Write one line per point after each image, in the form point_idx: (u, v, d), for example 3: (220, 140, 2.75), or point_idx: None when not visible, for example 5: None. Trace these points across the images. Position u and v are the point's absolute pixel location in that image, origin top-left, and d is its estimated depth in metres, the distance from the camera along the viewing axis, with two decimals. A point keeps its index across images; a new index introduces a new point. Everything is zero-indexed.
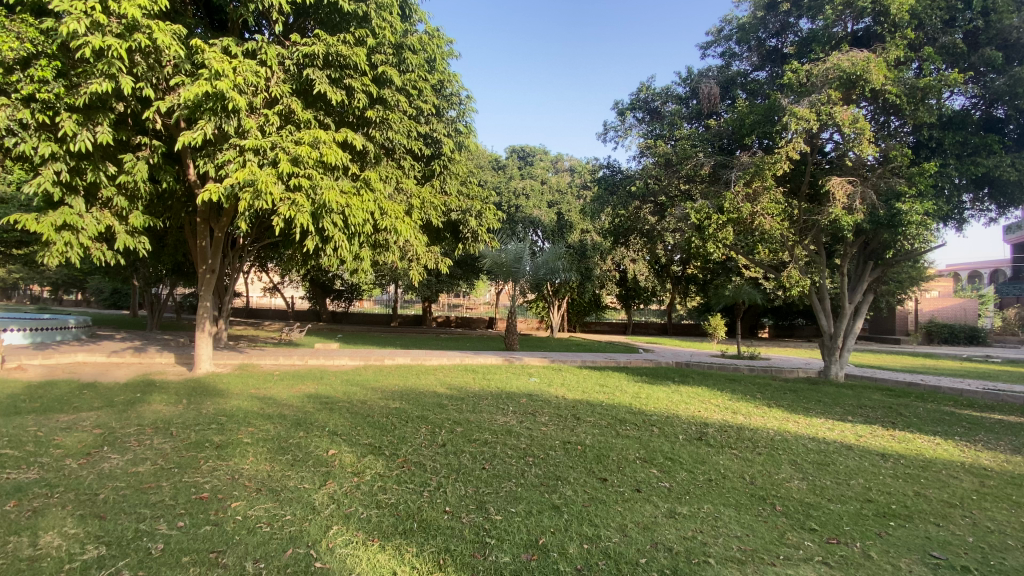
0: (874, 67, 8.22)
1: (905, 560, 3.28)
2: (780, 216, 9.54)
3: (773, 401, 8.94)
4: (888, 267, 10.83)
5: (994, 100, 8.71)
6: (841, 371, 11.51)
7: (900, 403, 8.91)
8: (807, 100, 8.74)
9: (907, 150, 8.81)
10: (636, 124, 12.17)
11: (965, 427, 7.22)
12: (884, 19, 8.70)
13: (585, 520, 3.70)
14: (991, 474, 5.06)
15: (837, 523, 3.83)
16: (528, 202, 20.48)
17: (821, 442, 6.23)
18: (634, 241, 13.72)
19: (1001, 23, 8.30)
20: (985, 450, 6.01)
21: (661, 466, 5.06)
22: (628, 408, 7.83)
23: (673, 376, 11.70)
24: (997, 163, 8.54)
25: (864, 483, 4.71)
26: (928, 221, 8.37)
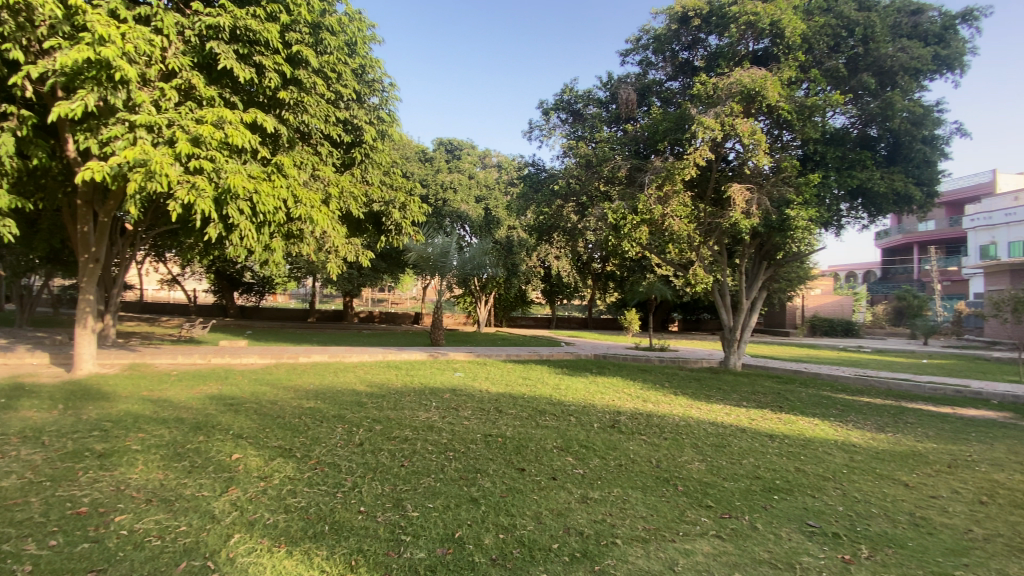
0: (770, 85, 9.00)
1: (786, 529, 3.67)
2: (687, 219, 10.28)
3: (680, 389, 9.60)
4: (779, 266, 11.99)
5: (869, 121, 9.91)
6: (738, 361, 12.60)
7: (786, 389, 9.96)
8: (712, 111, 9.42)
9: (796, 162, 9.79)
10: (560, 124, 12.52)
11: (839, 409, 8.18)
12: (779, 41, 9.54)
13: (502, 510, 3.76)
14: (859, 450, 5.79)
15: (730, 500, 4.19)
16: (456, 196, 20.30)
17: (719, 426, 6.80)
18: (558, 238, 14.11)
19: (878, 51, 9.41)
20: (854, 429, 6.85)
21: (576, 453, 5.27)
22: (548, 400, 8.06)
23: (592, 368, 12.20)
24: (869, 177, 9.73)
25: (754, 462, 5.21)
26: (812, 226, 9.36)
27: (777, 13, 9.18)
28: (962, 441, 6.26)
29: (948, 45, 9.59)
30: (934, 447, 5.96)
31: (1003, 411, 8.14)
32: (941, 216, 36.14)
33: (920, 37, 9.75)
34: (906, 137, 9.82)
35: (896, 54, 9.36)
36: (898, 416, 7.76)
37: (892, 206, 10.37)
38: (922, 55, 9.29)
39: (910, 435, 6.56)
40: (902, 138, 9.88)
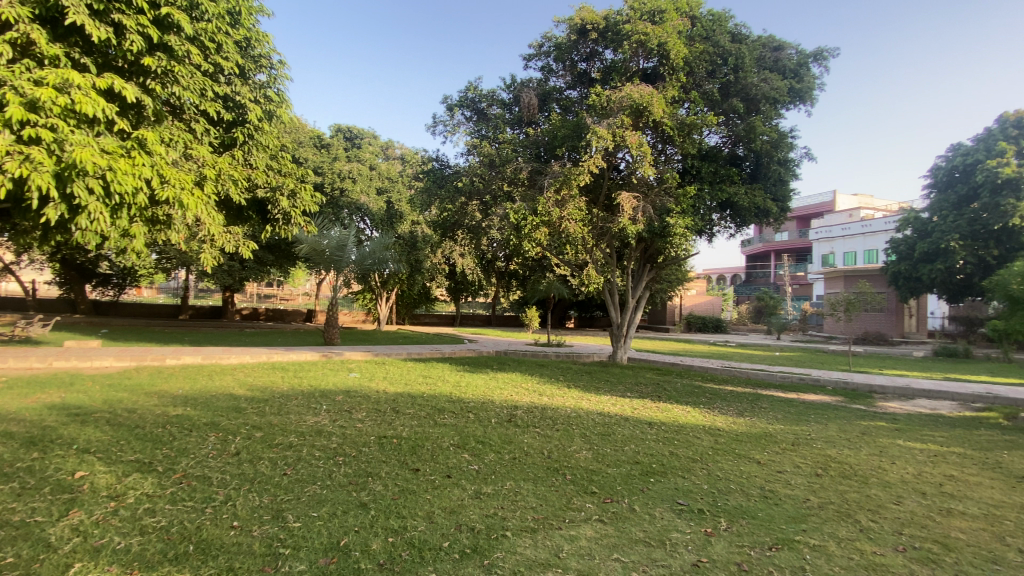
0: (655, 102, 9.76)
1: (660, 509, 4.02)
2: (582, 222, 10.86)
3: (573, 383, 10.12)
4: (661, 268, 13.10)
5: (738, 141, 11.18)
6: (625, 355, 13.57)
7: (666, 380, 10.93)
8: (606, 121, 10.03)
9: (676, 175, 10.74)
10: (464, 121, 12.51)
11: (708, 397, 9.16)
12: (665, 62, 10.39)
13: (392, 513, 3.68)
14: (722, 433, 6.53)
15: (612, 485, 4.49)
16: (355, 186, 19.35)
17: (606, 415, 7.28)
18: (461, 235, 14.12)
19: (745, 80, 10.65)
20: (719, 414, 7.71)
21: (472, 449, 5.31)
22: (447, 397, 8.04)
23: (492, 364, 12.40)
24: (736, 191, 10.99)
25: (635, 448, 5.65)
26: (688, 233, 10.39)
27: (664, 36, 9.97)
28: (802, 422, 7.33)
29: (801, 79, 11.13)
30: (781, 428, 6.90)
31: (833, 395, 9.67)
32: (793, 228, 41.93)
33: (781, 70, 11.16)
34: (766, 157, 11.23)
35: (759, 84, 10.64)
36: (755, 401, 8.89)
37: (753, 218, 11.82)
38: (780, 87, 10.66)
39: (763, 418, 7.55)
40: (763, 158, 11.28)
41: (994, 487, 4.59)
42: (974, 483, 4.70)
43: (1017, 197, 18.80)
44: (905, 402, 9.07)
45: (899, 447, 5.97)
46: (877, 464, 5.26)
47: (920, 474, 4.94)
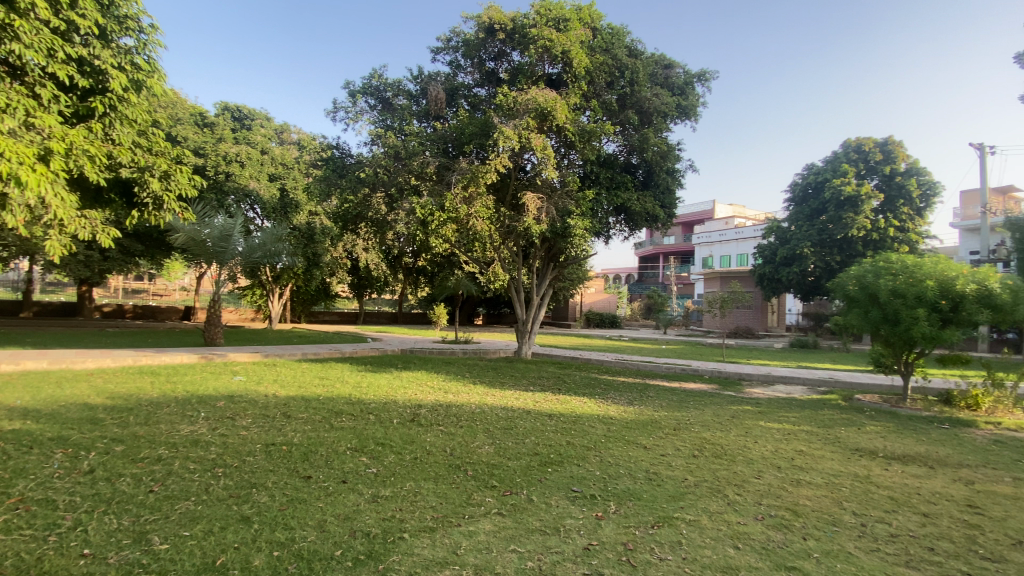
0: (559, 107, 10.14)
1: (556, 498, 4.20)
2: (489, 220, 10.96)
3: (477, 379, 10.19)
4: (563, 267, 13.64)
5: (632, 150, 11.99)
6: (529, 350, 13.94)
7: (566, 373, 11.43)
8: (512, 122, 10.21)
9: (577, 179, 11.23)
10: (367, 110, 12.01)
11: (603, 388, 9.73)
12: (569, 70, 10.82)
13: (279, 525, 3.44)
14: (615, 422, 6.98)
15: (512, 478, 4.60)
16: (243, 171, 17.66)
17: (509, 410, 7.43)
18: (364, 228, 13.56)
19: (639, 94, 11.46)
20: (613, 404, 8.24)
21: (370, 452, 5.13)
22: (346, 399, 7.69)
23: (396, 363, 12.09)
24: (630, 197, 11.83)
25: (534, 441, 5.83)
26: (587, 235, 10.94)
27: (568, 44, 10.37)
28: (684, 408, 8.07)
29: (687, 97, 12.17)
30: (665, 415, 7.53)
31: (710, 383, 10.78)
32: (679, 232, 45.91)
33: (670, 87, 12.14)
34: (656, 167, 12.15)
35: (652, 98, 11.49)
36: (644, 391, 9.61)
37: (645, 222, 12.76)
38: (670, 103, 11.59)
39: (650, 406, 8.19)
40: (654, 167, 12.19)
41: (832, 458, 5.42)
42: (817, 456, 5.50)
43: (854, 213, 22.27)
44: (767, 388, 10.37)
45: (760, 427, 6.82)
46: (743, 443, 5.96)
47: (776, 450, 5.67)
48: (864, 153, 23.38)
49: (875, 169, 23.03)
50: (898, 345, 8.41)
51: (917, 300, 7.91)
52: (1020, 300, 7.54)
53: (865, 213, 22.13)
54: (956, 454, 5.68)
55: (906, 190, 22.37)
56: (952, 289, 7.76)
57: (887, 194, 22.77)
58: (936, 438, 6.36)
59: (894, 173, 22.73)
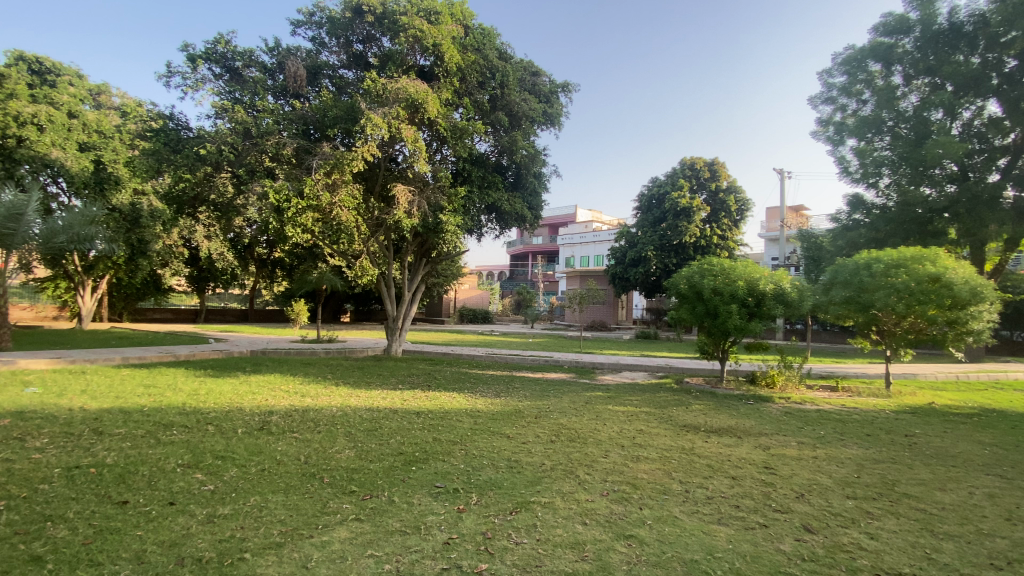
0: (430, 100, 10.03)
1: (417, 496, 4.15)
2: (354, 211, 10.40)
3: (340, 380, 9.62)
4: (435, 263, 13.53)
5: (503, 152, 12.32)
6: (399, 348, 13.57)
7: (435, 370, 11.38)
8: (381, 109, 9.82)
9: (449, 175, 11.22)
10: (211, 78, 10.57)
11: (471, 382, 9.90)
12: (440, 64, 10.73)
13: (81, 563, 2.88)
14: (481, 415, 7.12)
15: (373, 480, 4.44)
16: (41, 136, 14.25)
17: (373, 410, 7.15)
18: (206, 212, 11.93)
19: (509, 97, 11.82)
20: (480, 397, 8.40)
21: (208, 468, 4.55)
22: (180, 409, 6.70)
23: (245, 365, 10.88)
24: (500, 196, 12.17)
25: (399, 440, 5.70)
26: (458, 231, 11.00)
27: (439, 38, 10.29)
28: (545, 397, 8.56)
29: (552, 105, 12.87)
30: (528, 404, 7.90)
31: (569, 373, 11.61)
32: (546, 233, 48.49)
33: (537, 93, 12.73)
34: (525, 169, 12.64)
35: (521, 103, 11.93)
36: (510, 383, 9.99)
37: (514, 222, 13.23)
38: (537, 109, 12.16)
39: (515, 397, 8.52)
40: (523, 169, 12.67)
41: (666, 434, 6.20)
42: (654, 434, 6.25)
43: (688, 222, 25.70)
44: (617, 375, 11.48)
45: (610, 411, 7.52)
46: (594, 426, 6.51)
47: (621, 431, 6.32)
48: (696, 171, 27.01)
49: (704, 185, 26.80)
50: (717, 336, 9.93)
51: (731, 297, 9.43)
52: (802, 297, 9.40)
53: (696, 223, 25.67)
54: (756, 424, 6.90)
55: (726, 204, 26.41)
56: (756, 288, 9.35)
57: (713, 207, 26.63)
58: (744, 412, 7.64)
59: (718, 190, 26.69)
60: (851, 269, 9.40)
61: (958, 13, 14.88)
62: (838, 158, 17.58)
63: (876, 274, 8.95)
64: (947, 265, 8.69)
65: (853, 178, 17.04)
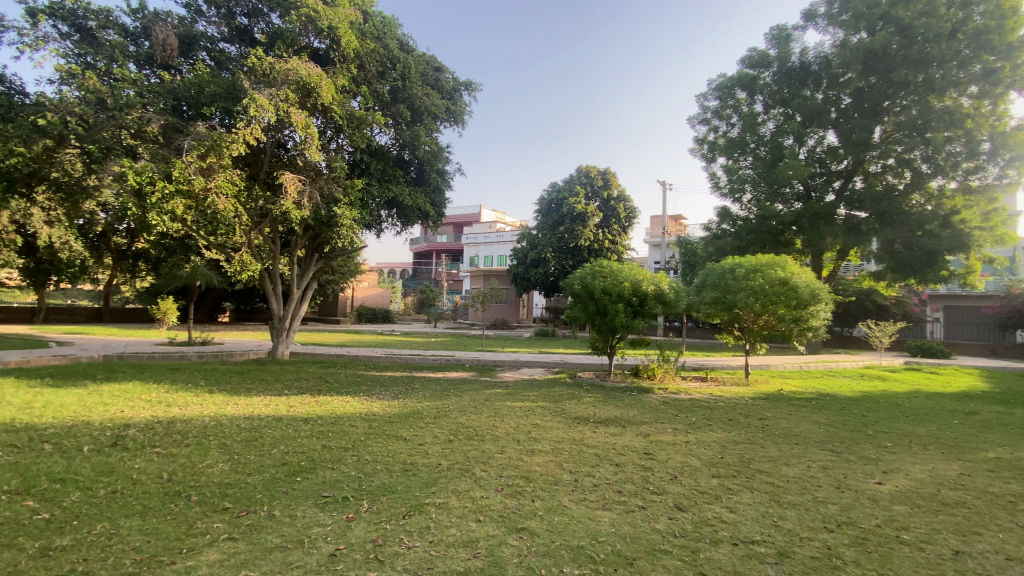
0: (324, 85, 9.45)
1: (302, 508, 3.88)
2: (235, 199, 9.46)
3: (217, 386, 8.69)
4: (328, 259, 12.80)
5: (404, 146, 11.97)
6: (286, 350, 12.61)
7: (328, 372, 10.78)
8: (267, 90, 9.06)
9: (345, 166, 10.66)
10: (54, 36, 8.98)
11: (367, 384, 9.51)
12: (337, 49, 10.15)
13: None
14: (375, 418, 6.86)
15: (251, 495, 4.07)
16: None
17: (254, 419, 6.56)
18: (44, 193, 10.11)
19: (411, 90, 11.53)
20: (375, 400, 8.08)
21: (42, 494, 3.85)
22: (3, 426, 5.59)
23: (95, 373, 9.39)
24: (401, 191, 11.81)
25: (282, 449, 5.29)
26: (354, 226, 10.49)
27: (335, 21, 9.76)
28: (444, 397, 8.49)
29: (455, 102, 12.79)
30: (427, 405, 7.77)
31: (469, 371, 11.63)
32: (450, 231, 48.14)
33: (440, 90, 12.58)
34: (427, 165, 12.41)
35: (423, 97, 11.68)
36: (409, 384, 9.76)
37: (416, 218, 12.91)
38: (439, 104, 11.98)
39: (413, 398, 8.34)
40: (425, 165, 12.42)
41: (559, 427, 6.46)
42: (548, 427, 6.49)
43: (583, 226, 27.09)
44: (515, 372, 11.76)
45: (507, 407, 7.66)
46: (492, 423, 6.60)
47: (517, 426, 6.47)
48: (591, 178, 28.57)
49: (598, 192, 28.42)
50: (607, 333, 10.57)
51: (619, 297, 10.09)
52: (679, 297, 10.33)
53: (590, 227, 27.14)
54: (639, 414, 7.47)
55: (617, 211, 28.27)
56: (640, 288, 10.10)
57: (605, 214, 28.34)
58: (629, 403, 8.23)
59: (611, 197, 28.46)
60: (718, 273, 10.56)
61: (806, 54, 17.31)
62: (710, 174, 19.62)
63: (739, 277, 10.12)
64: (793, 271, 10.06)
65: (723, 192, 19.13)
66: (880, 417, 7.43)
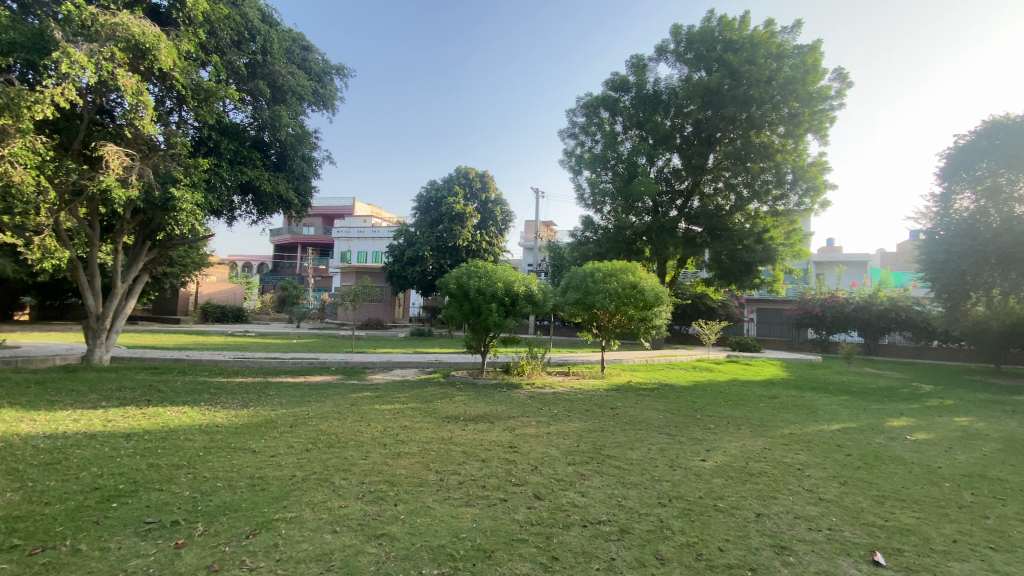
0: (163, 48, 8.22)
1: (118, 538, 3.31)
2: (36, 170, 7.76)
3: (3, 400, 7.02)
4: (164, 249, 11.13)
5: (263, 127, 10.90)
6: (106, 354, 10.66)
7: (161, 380, 9.34)
8: (86, 45, 7.60)
9: (188, 142, 9.38)
10: None
11: (212, 392, 8.43)
12: (181, 8, 8.89)
13: None
14: (219, 430, 6.12)
15: (50, 527, 3.38)
16: None
17: (56, 437, 5.42)
18: None
19: (272, 67, 10.54)
20: (221, 410, 7.22)
21: None
22: None
23: None
24: (257, 175, 10.73)
25: (96, 471, 4.46)
26: (197, 211, 9.24)
27: None
28: (304, 403, 7.88)
29: (325, 86, 12.00)
30: (283, 413, 7.15)
31: (333, 375, 10.94)
32: (319, 223, 44.92)
33: (307, 70, 11.70)
34: (290, 150, 11.44)
35: (286, 76, 10.75)
36: (263, 390, 8.88)
37: (276, 206, 11.84)
38: (306, 86, 11.15)
39: (267, 405, 7.63)
40: (287, 150, 11.43)
41: (427, 427, 6.40)
42: (416, 428, 6.39)
43: (461, 226, 27.21)
44: (385, 373, 11.39)
45: (374, 410, 7.37)
46: (356, 428, 6.30)
47: (384, 429, 6.28)
48: (469, 180, 28.90)
49: (477, 194, 28.80)
50: (480, 332, 10.76)
51: (492, 297, 10.34)
52: (546, 297, 10.90)
53: (468, 228, 27.35)
54: (507, 409, 7.73)
55: (494, 214, 28.88)
56: (512, 289, 10.45)
57: (482, 215, 28.79)
58: (497, 400, 8.47)
59: (488, 199, 29.04)
60: (581, 276, 11.38)
61: (658, 83, 19.49)
62: (576, 184, 21.06)
63: (597, 280, 11.02)
64: (641, 275, 11.26)
65: (587, 202, 20.68)
66: (707, 403, 8.65)
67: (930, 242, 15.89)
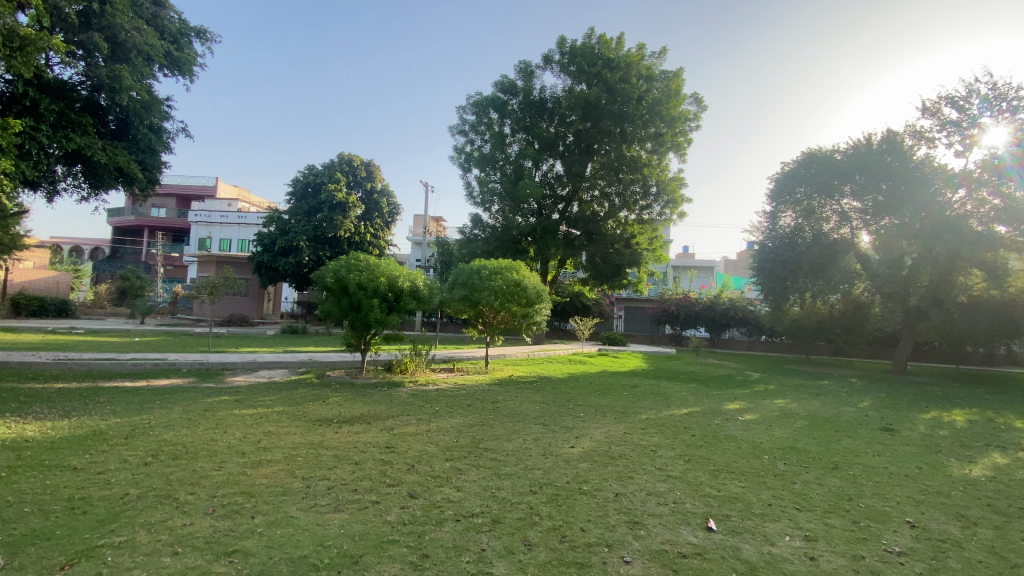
0: None
1: None
2: None
3: None
4: None
5: (99, 88, 9.26)
6: None
7: None
8: None
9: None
10: None
11: (20, 401, 6.99)
12: None
13: None
14: (30, 445, 5.11)
15: None
16: None
17: None
18: None
19: (113, 19, 9.00)
20: (33, 422, 6.02)
21: None
22: None
23: None
24: (88, 144, 9.07)
25: None
26: (4, 182, 7.54)
27: None
28: (146, 411, 6.87)
29: (180, 48, 10.55)
30: (118, 423, 6.18)
31: (185, 377, 9.71)
32: (172, 205, 39.50)
33: (157, 29, 10.19)
34: (133, 118, 9.85)
35: (131, 32, 9.23)
36: (91, 397, 7.56)
37: (114, 181, 10.14)
38: (156, 46, 9.67)
39: (96, 415, 6.53)
40: (129, 118, 9.83)
41: (296, 432, 5.99)
42: (283, 433, 5.94)
43: (342, 216, 25.76)
44: (249, 374, 10.40)
45: (233, 416, 6.70)
46: (210, 437, 5.68)
47: (245, 436, 5.73)
48: (353, 167, 27.48)
49: (361, 183, 27.48)
50: (360, 329, 10.31)
51: (373, 292, 9.96)
52: (431, 294, 10.79)
53: (350, 219, 26.00)
54: (385, 408, 7.51)
55: (379, 205, 27.81)
56: (396, 284, 10.16)
57: (367, 206, 27.58)
58: (376, 399, 8.19)
59: (374, 190, 27.84)
60: (466, 273, 11.46)
61: (544, 91, 20.30)
62: (465, 182, 21.17)
63: (483, 277, 11.20)
64: (524, 274, 11.67)
65: (475, 200, 20.90)
66: (580, 394, 9.25)
67: (762, 252, 18.82)
